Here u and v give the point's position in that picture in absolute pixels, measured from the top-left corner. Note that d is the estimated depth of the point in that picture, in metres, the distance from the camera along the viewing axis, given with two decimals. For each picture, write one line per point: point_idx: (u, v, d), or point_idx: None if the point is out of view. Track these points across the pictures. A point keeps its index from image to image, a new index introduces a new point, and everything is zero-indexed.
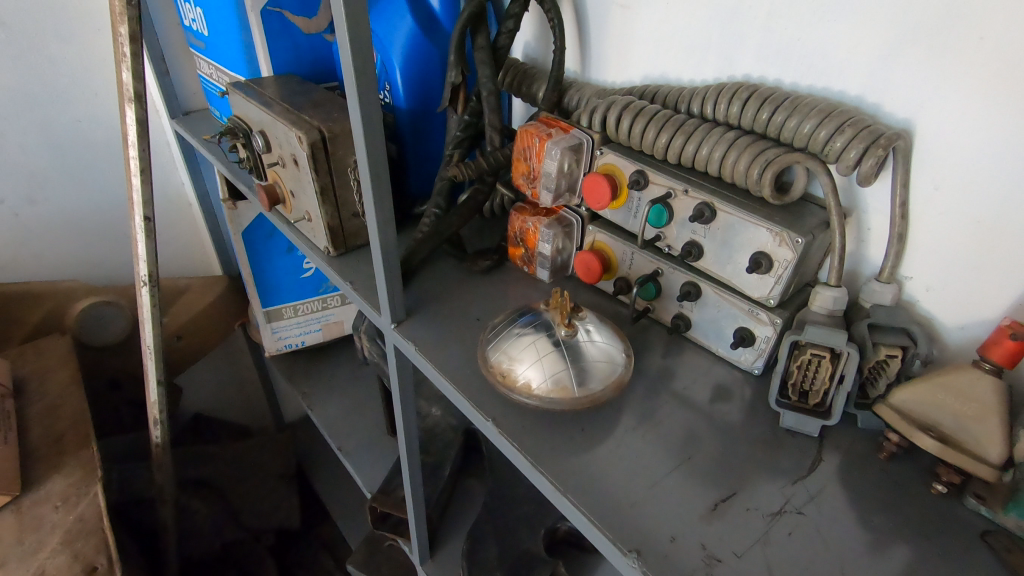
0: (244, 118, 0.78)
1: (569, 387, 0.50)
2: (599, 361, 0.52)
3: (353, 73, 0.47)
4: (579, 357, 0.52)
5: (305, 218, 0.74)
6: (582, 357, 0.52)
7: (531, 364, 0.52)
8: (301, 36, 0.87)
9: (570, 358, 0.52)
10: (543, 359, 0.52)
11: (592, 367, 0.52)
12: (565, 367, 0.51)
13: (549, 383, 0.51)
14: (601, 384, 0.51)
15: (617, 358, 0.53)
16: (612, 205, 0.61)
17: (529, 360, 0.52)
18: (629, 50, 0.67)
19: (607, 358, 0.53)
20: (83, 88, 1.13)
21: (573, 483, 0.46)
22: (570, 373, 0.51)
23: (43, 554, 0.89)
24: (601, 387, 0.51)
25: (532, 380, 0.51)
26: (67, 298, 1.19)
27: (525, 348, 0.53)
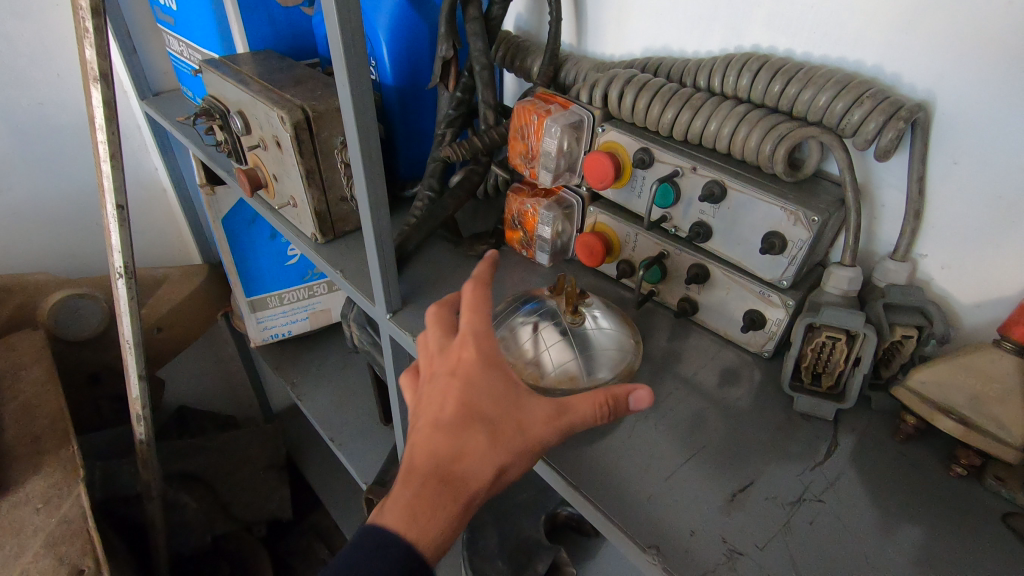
0: (220, 98, 0.73)
1: (578, 374, 0.49)
2: (610, 344, 0.51)
3: (341, 47, 0.44)
4: (588, 342, 0.50)
5: (290, 204, 0.70)
6: (589, 345, 0.50)
7: (538, 353, 0.50)
8: (278, 10, 0.82)
9: (577, 346, 0.50)
10: (551, 348, 0.50)
11: (601, 353, 0.50)
12: (572, 356, 0.49)
13: (558, 372, 0.49)
14: (611, 370, 0.50)
15: (626, 346, 0.52)
16: (614, 185, 0.58)
17: (534, 351, 0.50)
18: (628, 21, 0.64)
19: (615, 345, 0.51)
20: (44, 69, 1.06)
21: (584, 477, 0.44)
22: (579, 360, 0.49)
23: (26, 558, 0.85)
24: (610, 376, 0.49)
25: (539, 370, 0.49)
26: (39, 291, 1.14)
27: (529, 339, 0.50)
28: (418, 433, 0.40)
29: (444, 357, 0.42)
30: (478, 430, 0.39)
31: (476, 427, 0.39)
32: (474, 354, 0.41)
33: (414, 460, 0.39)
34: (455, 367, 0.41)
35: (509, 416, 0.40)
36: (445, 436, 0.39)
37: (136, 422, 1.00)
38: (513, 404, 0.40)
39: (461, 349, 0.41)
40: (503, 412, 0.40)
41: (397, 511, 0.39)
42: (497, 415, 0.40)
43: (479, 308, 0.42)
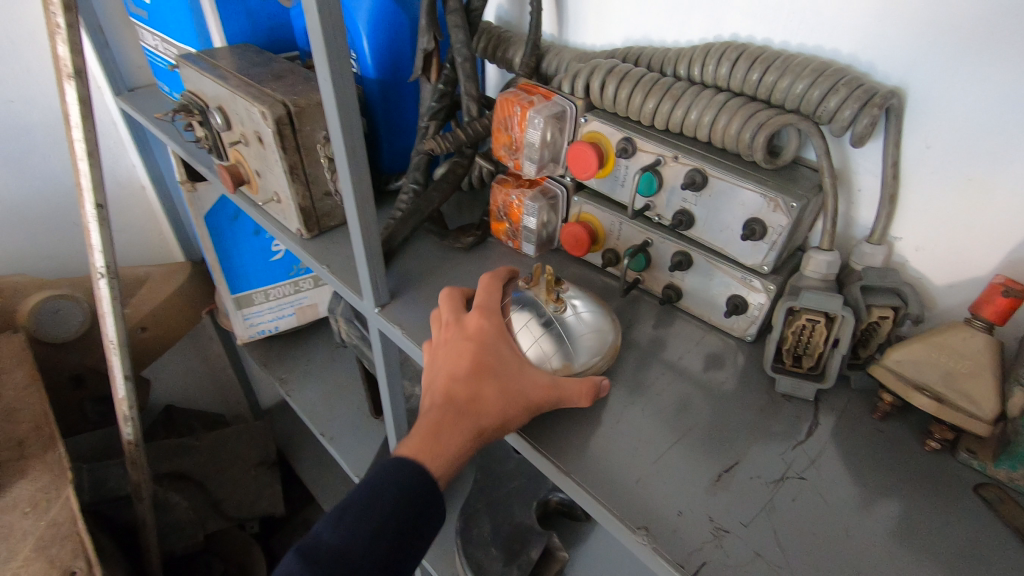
0: (199, 93, 0.72)
1: (551, 366, 0.48)
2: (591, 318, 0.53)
3: (321, 42, 0.43)
4: (567, 333, 0.50)
5: (273, 200, 0.69)
6: (574, 333, 0.50)
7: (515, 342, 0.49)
8: (255, 2, 0.81)
9: (563, 335, 0.50)
10: (529, 336, 0.49)
11: (579, 342, 0.51)
12: (557, 346, 0.49)
13: (531, 361, 0.48)
14: (592, 356, 0.51)
15: (607, 326, 0.53)
16: (598, 174, 0.59)
17: (523, 345, 0.49)
18: (609, 11, 0.64)
19: (596, 329, 0.52)
20: (13, 65, 1.04)
21: (575, 463, 0.45)
22: (550, 348, 0.49)
23: (17, 562, 0.84)
24: (597, 358, 0.51)
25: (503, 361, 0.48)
26: (16, 293, 1.12)
27: (515, 333, 0.49)
28: (438, 381, 0.46)
29: (461, 326, 0.49)
30: (488, 383, 0.45)
31: (486, 381, 0.45)
32: (486, 325, 0.48)
33: (434, 400, 0.45)
34: (470, 334, 0.48)
35: (514, 376, 0.46)
36: (461, 383, 0.45)
37: (122, 423, 0.99)
38: (515, 369, 0.46)
39: (477, 321, 0.49)
40: (507, 372, 0.46)
41: (419, 434, 0.46)
42: (504, 374, 0.46)
43: (490, 292, 0.52)
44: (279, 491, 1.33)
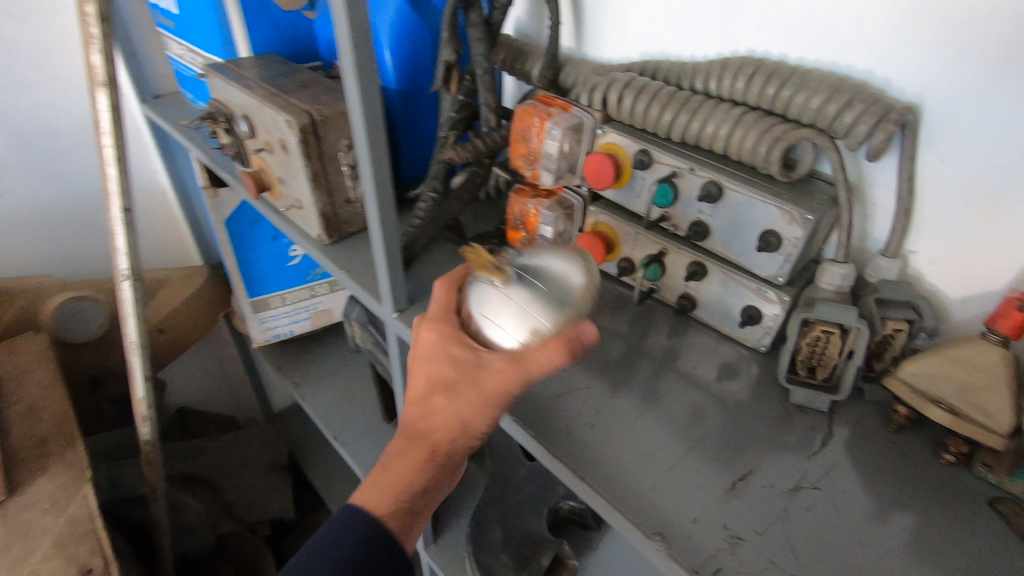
0: (225, 102, 0.74)
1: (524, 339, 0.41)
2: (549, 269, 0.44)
3: (351, 53, 0.45)
4: (521, 296, 0.42)
5: (296, 206, 0.71)
6: (528, 292, 0.42)
7: (482, 336, 0.43)
8: (280, 14, 0.83)
9: (518, 301, 0.42)
10: (490, 323, 0.43)
11: (540, 294, 0.42)
12: (522, 319, 0.42)
13: (503, 348, 0.42)
14: (564, 299, 0.42)
15: (574, 263, 0.44)
16: (614, 185, 0.60)
17: (491, 338, 0.43)
18: (626, 26, 0.65)
19: (556, 273, 0.43)
20: (44, 72, 1.07)
21: (590, 469, 0.46)
22: (509, 328, 0.42)
23: (36, 559, 0.85)
24: (571, 300, 0.42)
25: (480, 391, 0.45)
26: (41, 294, 1.14)
27: (479, 330, 0.43)
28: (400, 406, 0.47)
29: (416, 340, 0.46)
30: (437, 397, 0.43)
31: (433, 397, 0.43)
32: (432, 331, 0.44)
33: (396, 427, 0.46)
34: (422, 346, 0.45)
35: (465, 374, 0.42)
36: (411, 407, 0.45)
37: (141, 423, 1.00)
38: (468, 365, 0.42)
39: (426, 329, 0.45)
40: (460, 371, 0.42)
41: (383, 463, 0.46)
42: (455, 379, 0.42)
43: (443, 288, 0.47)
44: (290, 494, 1.34)
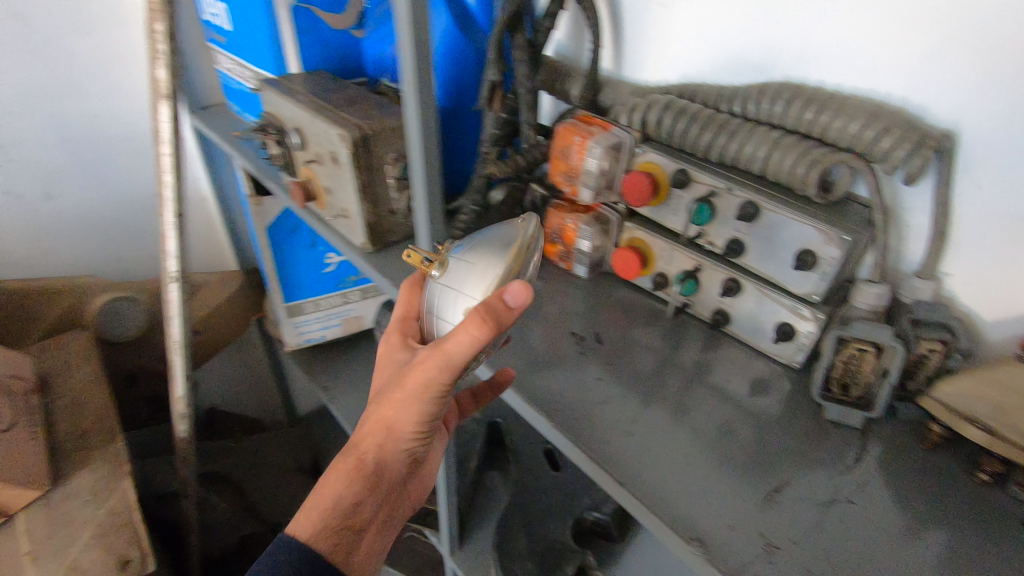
0: (277, 115, 0.78)
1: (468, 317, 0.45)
2: (477, 253, 0.46)
3: (412, 73, 0.49)
4: (457, 281, 0.46)
5: (341, 215, 0.74)
6: (462, 276, 0.46)
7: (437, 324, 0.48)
8: (330, 33, 0.87)
9: (455, 287, 0.46)
10: (439, 312, 0.47)
11: (470, 273, 0.45)
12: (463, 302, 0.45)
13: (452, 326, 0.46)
14: (492, 272, 0.44)
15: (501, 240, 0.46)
16: (651, 202, 0.62)
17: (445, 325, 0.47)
18: (665, 50, 0.68)
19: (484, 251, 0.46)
20: (99, 80, 1.13)
21: (629, 475, 0.48)
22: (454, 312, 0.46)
23: (76, 548, 0.89)
24: (499, 271, 0.44)
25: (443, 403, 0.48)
26: (85, 293, 1.19)
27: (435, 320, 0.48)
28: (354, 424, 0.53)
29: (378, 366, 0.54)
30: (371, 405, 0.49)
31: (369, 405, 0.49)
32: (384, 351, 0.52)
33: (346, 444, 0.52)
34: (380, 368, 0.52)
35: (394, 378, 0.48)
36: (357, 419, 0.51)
37: (177, 421, 1.04)
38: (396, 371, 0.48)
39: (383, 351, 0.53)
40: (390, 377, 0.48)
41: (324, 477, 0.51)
42: (385, 385, 0.48)
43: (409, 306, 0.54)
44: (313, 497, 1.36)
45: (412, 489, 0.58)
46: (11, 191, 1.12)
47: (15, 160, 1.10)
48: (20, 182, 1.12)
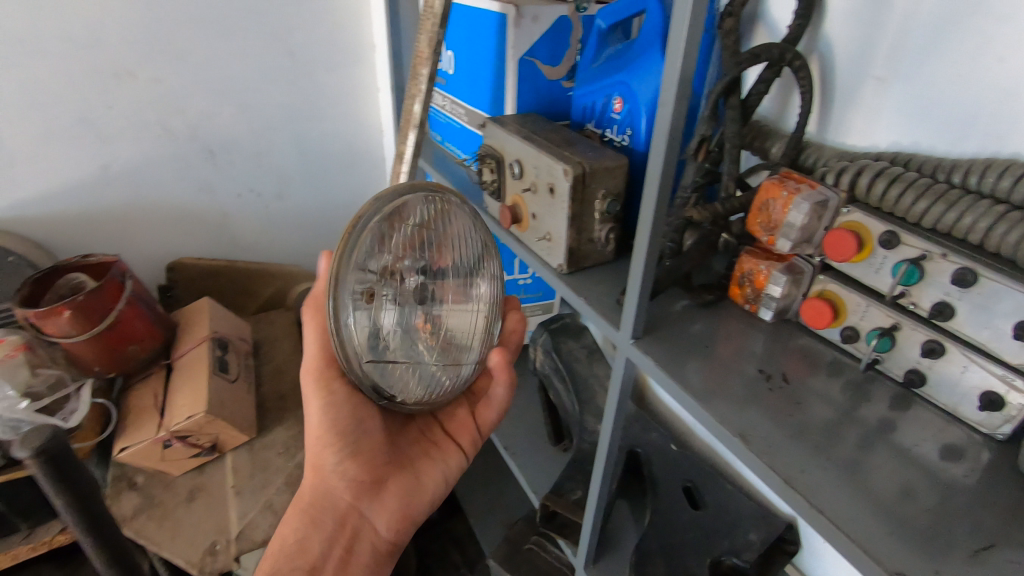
0: (499, 147, 0.91)
1: (350, 305, 0.62)
2: (369, 247, 0.63)
3: (666, 134, 0.57)
4: (366, 275, 0.64)
5: (544, 238, 0.85)
6: (366, 268, 0.64)
7: (373, 312, 0.66)
8: (544, 82, 1.00)
9: (367, 280, 0.64)
10: (365, 309, 0.64)
11: (357, 259, 0.62)
12: (358, 298, 0.63)
13: (354, 317, 0.63)
14: (357, 255, 0.62)
15: (370, 233, 0.63)
16: (853, 259, 0.65)
17: (377, 315, 0.66)
18: (877, 119, 0.72)
19: (369, 246, 0.63)
20: (334, 108, 1.42)
21: (826, 503, 0.51)
22: (357, 306, 0.63)
23: (271, 492, 1.07)
24: (350, 253, 0.61)
25: (393, 397, 0.72)
26: (291, 279, 1.51)
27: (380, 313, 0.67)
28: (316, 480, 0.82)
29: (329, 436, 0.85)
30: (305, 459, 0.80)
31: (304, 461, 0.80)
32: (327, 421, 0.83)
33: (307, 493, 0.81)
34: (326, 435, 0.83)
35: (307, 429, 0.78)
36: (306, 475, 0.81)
37: None
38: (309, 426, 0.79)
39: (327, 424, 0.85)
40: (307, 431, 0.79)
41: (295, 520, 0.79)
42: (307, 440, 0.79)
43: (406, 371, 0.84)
44: None
45: (382, 508, 0.80)
46: (255, 189, 1.44)
47: (263, 165, 1.41)
48: (264, 183, 1.44)
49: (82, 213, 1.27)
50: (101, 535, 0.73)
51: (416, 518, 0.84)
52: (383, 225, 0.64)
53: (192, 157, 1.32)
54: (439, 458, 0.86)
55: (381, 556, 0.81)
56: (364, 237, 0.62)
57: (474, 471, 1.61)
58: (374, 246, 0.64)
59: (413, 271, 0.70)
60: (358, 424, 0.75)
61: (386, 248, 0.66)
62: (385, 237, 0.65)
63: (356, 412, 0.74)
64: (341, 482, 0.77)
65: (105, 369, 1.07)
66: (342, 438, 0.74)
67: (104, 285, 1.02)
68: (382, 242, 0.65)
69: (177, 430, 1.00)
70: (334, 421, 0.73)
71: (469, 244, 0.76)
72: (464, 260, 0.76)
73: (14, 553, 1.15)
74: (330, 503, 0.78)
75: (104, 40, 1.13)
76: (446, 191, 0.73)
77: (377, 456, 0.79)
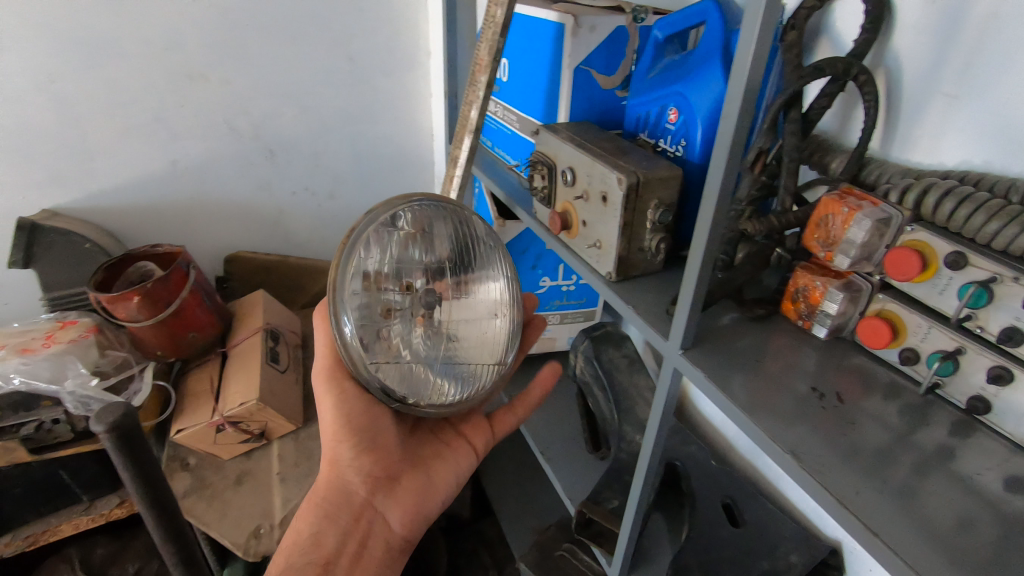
0: (551, 155, 0.93)
1: (348, 307, 0.67)
2: (365, 253, 0.68)
3: (727, 146, 0.58)
4: (364, 279, 0.69)
5: (594, 245, 0.86)
6: (364, 273, 0.69)
7: (374, 315, 0.70)
8: (598, 91, 1.01)
9: (365, 285, 0.69)
10: (365, 311, 0.69)
11: (353, 265, 0.67)
12: (357, 301, 0.68)
13: (354, 318, 0.67)
14: (353, 262, 0.67)
15: (367, 241, 0.68)
16: (916, 278, 0.64)
17: (377, 319, 0.71)
18: (946, 136, 0.70)
19: (365, 253, 0.68)
20: (388, 112, 1.47)
21: (882, 526, 0.50)
22: (356, 309, 0.68)
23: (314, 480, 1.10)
24: (346, 260, 0.66)
25: (406, 398, 0.71)
26: None
27: (382, 316, 0.71)
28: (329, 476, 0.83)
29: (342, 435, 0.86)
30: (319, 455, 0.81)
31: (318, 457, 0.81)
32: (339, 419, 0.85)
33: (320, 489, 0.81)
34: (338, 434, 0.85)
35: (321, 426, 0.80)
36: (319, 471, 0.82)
37: None
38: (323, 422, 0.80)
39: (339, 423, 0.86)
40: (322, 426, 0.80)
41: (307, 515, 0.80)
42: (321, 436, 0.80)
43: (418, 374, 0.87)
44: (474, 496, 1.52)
45: (395, 505, 0.81)
46: (310, 188, 1.50)
47: (319, 165, 1.47)
48: (319, 182, 1.50)
49: (150, 206, 1.34)
50: (161, 511, 0.77)
51: (428, 515, 0.85)
52: (379, 234, 0.69)
53: (254, 156, 1.39)
54: (452, 459, 0.88)
55: (395, 553, 0.81)
56: (363, 243, 0.68)
57: (507, 474, 1.62)
58: (370, 254, 0.69)
59: (417, 278, 0.75)
60: (373, 421, 0.77)
61: (383, 256, 0.71)
62: (385, 244, 0.71)
63: (369, 410, 0.76)
64: (356, 476, 0.79)
65: (166, 354, 1.12)
66: (357, 433, 0.76)
67: (171, 274, 1.07)
68: (378, 250, 0.70)
69: (230, 415, 1.05)
70: (347, 417, 0.75)
71: (471, 248, 0.80)
72: (471, 270, 0.80)
73: (76, 523, 1.22)
74: (345, 498, 0.78)
75: (180, 43, 1.20)
76: (452, 202, 0.78)
77: (391, 452, 0.81)
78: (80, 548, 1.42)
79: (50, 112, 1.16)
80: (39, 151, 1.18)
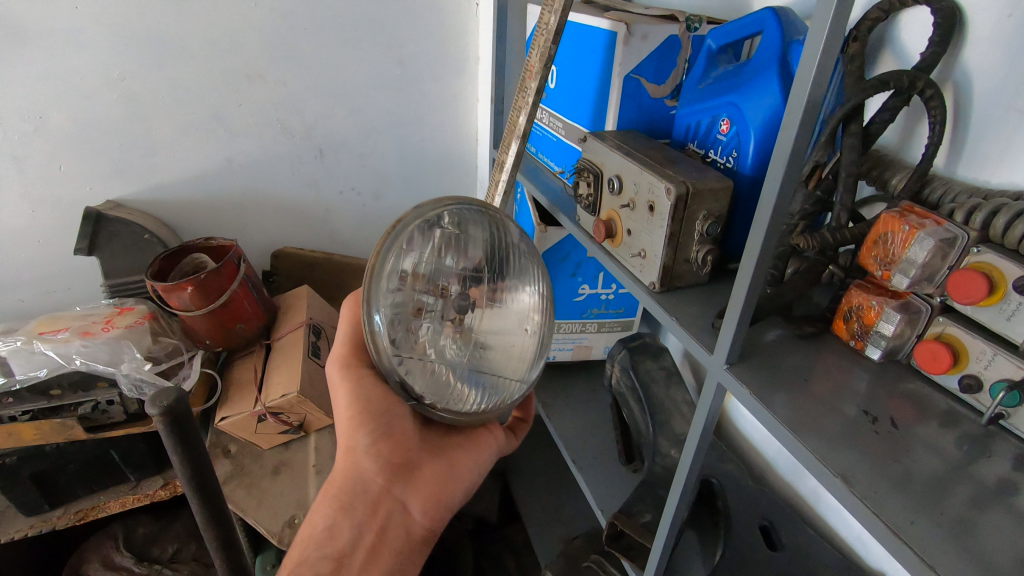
0: (598, 162, 0.93)
1: (381, 298, 0.67)
2: (404, 249, 0.68)
3: (786, 158, 0.56)
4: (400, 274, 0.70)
5: (638, 255, 0.85)
6: (400, 269, 0.69)
7: (405, 311, 0.71)
8: (647, 100, 1.00)
9: (400, 280, 0.70)
10: (397, 306, 0.70)
11: (390, 259, 0.67)
12: (390, 295, 0.69)
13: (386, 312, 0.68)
14: (391, 255, 0.67)
15: (407, 234, 0.68)
16: (981, 302, 0.61)
17: (407, 316, 0.71)
18: (1019, 155, 0.67)
19: (404, 249, 0.69)
20: (435, 115, 1.50)
21: (939, 560, 0.48)
22: (390, 303, 0.69)
23: None
24: (384, 252, 0.66)
25: (423, 399, 0.71)
26: None
27: (412, 314, 0.72)
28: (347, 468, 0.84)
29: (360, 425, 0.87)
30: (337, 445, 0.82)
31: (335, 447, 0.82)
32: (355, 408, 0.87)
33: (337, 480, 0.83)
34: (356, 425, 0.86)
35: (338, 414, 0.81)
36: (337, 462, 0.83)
37: None
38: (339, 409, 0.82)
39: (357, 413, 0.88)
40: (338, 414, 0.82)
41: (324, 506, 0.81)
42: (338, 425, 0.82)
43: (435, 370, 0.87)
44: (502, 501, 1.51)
45: (413, 496, 0.81)
46: (356, 188, 1.53)
47: (366, 166, 1.51)
48: (366, 182, 1.53)
49: (205, 200, 1.40)
50: (204, 495, 0.80)
51: (450, 505, 0.84)
52: (421, 232, 0.70)
53: (305, 155, 1.43)
54: (473, 449, 0.87)
55: (414, 544, 0.80)
56: (406, 237, 0.68)
57: (536, 481, 1.62)
58: (409, 250, 0.70)
59: (453, 282, 0.76)
60: (389, 409, 0.79)
61: (421, 254, 0.71)
62: (425, 243, 0.71)
63: (384, 395, 0.78)
64: (373, 465, 0.78)
65: (215, 343, 1.17)
66: (372, 417, 0.78)
67: (223, 266, 1.11)
68: (417, 248, 0.71)
69: (272, 406, 1.08)
70: (361, 400, 0.77)
71: (510, 250, 0.79)
72: (505, 279, 0.80)
73: (122, 501, 1.27)
74: (362, 489, 0.79)
75: (241, 45, 1.25)
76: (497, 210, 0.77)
77: (406, 440, 0.81)
78: (123, 526, 1.48)
79: (119, 109, 1.22)
80: (107, 146, 1.25)
